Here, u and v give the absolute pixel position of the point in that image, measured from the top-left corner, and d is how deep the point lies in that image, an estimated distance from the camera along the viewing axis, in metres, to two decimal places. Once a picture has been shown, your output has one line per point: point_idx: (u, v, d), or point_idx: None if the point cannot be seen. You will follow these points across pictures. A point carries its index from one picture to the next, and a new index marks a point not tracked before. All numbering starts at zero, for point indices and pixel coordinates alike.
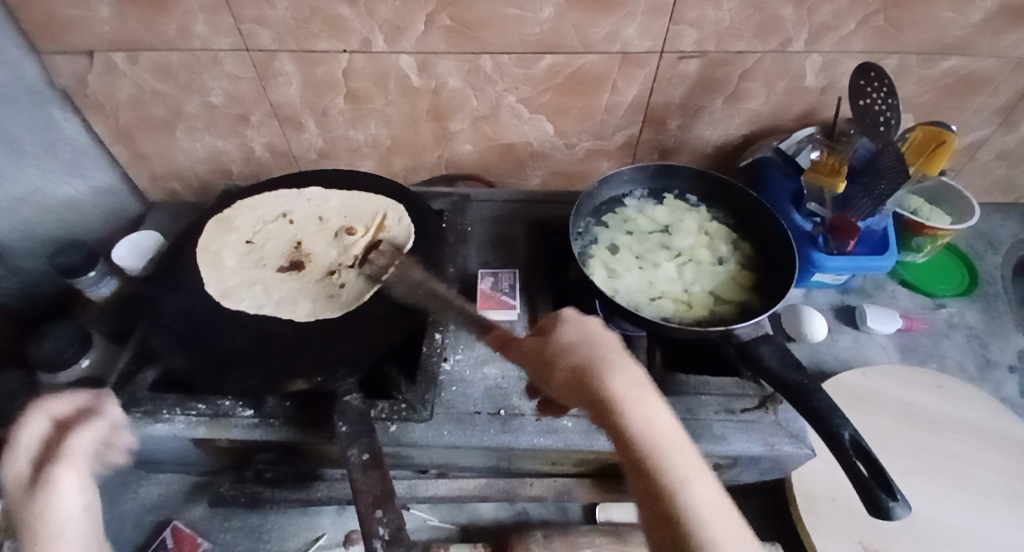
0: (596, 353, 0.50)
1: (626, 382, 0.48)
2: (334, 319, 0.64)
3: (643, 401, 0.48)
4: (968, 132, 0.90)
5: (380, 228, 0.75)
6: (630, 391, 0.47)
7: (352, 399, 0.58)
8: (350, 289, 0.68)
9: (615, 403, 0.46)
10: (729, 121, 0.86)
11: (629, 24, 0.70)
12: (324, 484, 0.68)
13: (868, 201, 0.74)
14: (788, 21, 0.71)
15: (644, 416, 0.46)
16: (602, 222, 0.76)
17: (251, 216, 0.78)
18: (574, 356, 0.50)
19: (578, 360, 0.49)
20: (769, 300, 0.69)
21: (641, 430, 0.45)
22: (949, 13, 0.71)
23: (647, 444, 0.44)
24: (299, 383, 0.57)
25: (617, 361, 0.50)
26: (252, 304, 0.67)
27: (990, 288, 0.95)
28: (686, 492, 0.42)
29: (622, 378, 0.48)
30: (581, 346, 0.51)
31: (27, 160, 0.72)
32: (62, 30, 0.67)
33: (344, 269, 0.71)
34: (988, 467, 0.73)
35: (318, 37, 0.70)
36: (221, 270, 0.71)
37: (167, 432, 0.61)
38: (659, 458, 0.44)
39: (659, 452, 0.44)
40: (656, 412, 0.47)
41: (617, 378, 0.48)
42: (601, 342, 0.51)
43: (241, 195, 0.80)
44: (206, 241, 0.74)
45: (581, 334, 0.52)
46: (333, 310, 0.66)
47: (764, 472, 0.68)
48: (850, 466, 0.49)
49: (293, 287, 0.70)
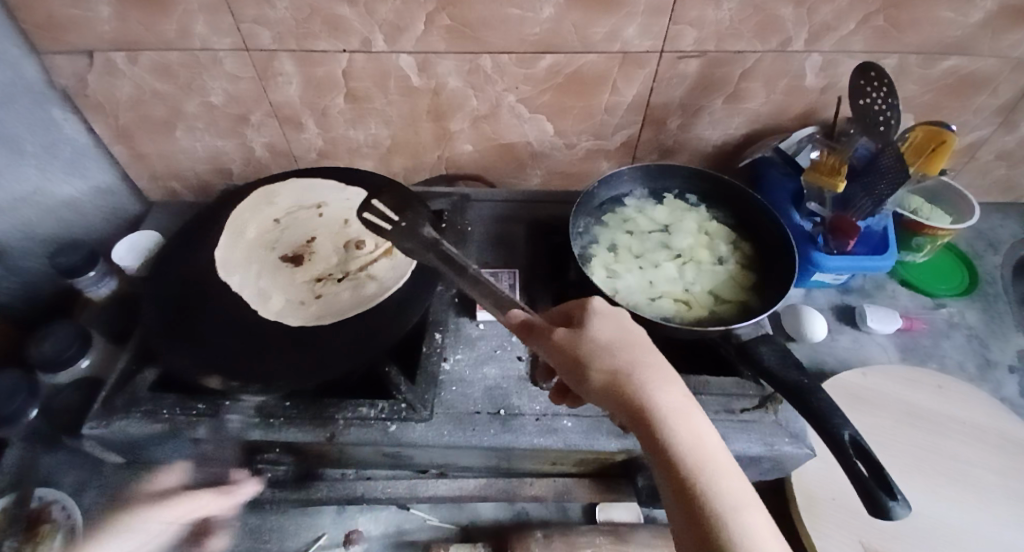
0: (636, 357, 0.46)
1: (670, 394, 0.45)
2: (293, 328, 0.64)
3: (687, 416, 0.44)
4: (968, 132, 0.90)
5: (387, 252, 0.73)
6: (672, 403, 0.44)
7: (230, 419, 0.61)
8: (323, 305, 0.67)
9: (659, 416, 0.43)
10: (729, 121, 0.86)
11: (629, 24, 0.70)
12: (325, 484, 0.68)
13: (868, 201, 0.74)
14: (789, 21, 0.71)
15: (689, 431, 0.43)
16: (602, 222, 0.76)
17: (294, 197, 0.79)
18: (613, 357, 0.46)
19: (618, 364, 0.45)
20: (768, 300, 0.69)
21: (689, 449, 0.42)
22: (949, 13, 0.71)
23: (695, 465, 0.41)
24: (214, 381, 0.58)
25: (657, 370, 0.46)
26: (236, 285, 0.69)
27: (991, 289, 0.95)
28: (745, 523, 0.39)
29: (665, 389, 0.45)
30: (617, 347, 0.47)
31: (26, 160, 0.72)
32: (62, 30, 0.67)
33: (331, 281, 0.70)
34: (988, 467, 0.73)
35: (318, 37, 0.70)
36: (239, 239, 0.74)
37: (166, 432, 0.61)
38: (710, 483, 0.40)
39: (710, 475, 0.41)
40: (703, 429, 0.44)
41: (661, 390, 0.45)
42: (636, 343, 0.48)
43: (295, 173, 0.82)
44: (244, 208, 0.78)
45: (617, 333, 0.48)
46: (294, 319, 0.65)
47: (764, 472, 0.67)
48: (850, 466, 0.49)
49: (275, 280, 0.70)
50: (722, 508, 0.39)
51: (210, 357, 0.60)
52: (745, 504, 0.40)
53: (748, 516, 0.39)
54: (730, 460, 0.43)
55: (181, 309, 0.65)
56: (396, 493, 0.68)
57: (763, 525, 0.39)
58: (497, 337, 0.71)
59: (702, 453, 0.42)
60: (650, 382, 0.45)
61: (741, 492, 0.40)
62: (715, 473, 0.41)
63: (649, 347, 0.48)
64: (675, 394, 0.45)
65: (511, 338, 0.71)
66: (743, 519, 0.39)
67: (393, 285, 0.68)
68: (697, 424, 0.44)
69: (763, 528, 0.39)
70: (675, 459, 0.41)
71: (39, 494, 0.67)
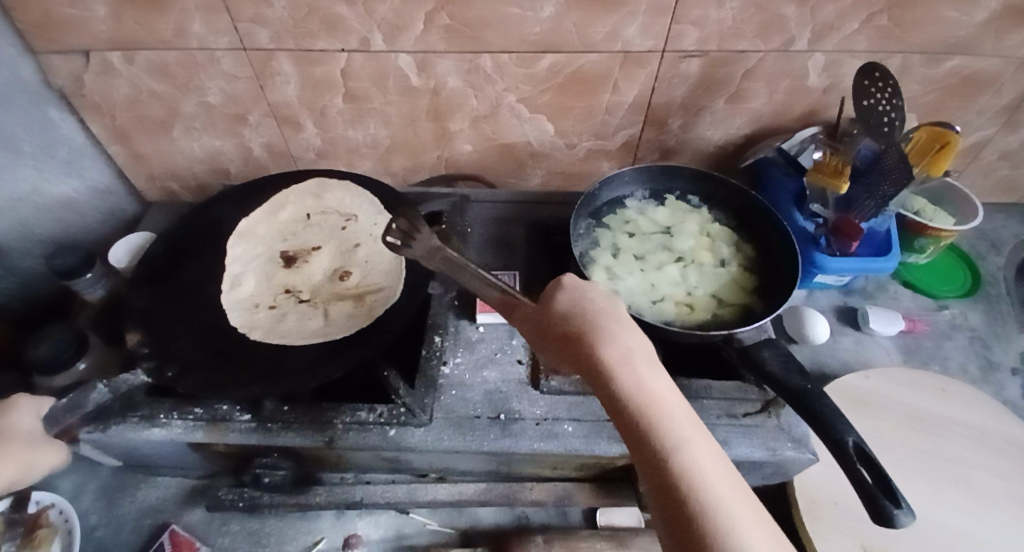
0: (592, 319, 0.46)
1: (623, 347, 0.45)
2: (225, 323, 0.64)
3: (640, 367, 0.44)
4: (971, 132, 0.89)
5: (357, 299, 0.68)
6: (627, 356, 0.44)
7: (94, 392, 0.60)
8: (268, 318, 0.67)
9: (612, 371, 0.43)
10: (731, 121, 0.85)
11: (630, 24, 0.69)
12: (324, 488, 0.66)
13: (871, 202, 0.75)
14: (792, 20, 0.70)
15: (644, 382, 0.43)
16: (602, 224, 0.76)
17: (339, 195, 0.80)
18: (570, 321, 0.46)
19: (574, 326, 0.46)
20: (771, 304, 0.68)
21: (644, 397, 0.42)
22: (953, 13, 0.70)
23: (646, 410, 0.41)
24: (134, 339, 0.61)
25: (616, 330, 0.46)
26: (230, 256, 0.73)
27: (993, 289, 0.94)
28: (693, 459, 0.40)
29: (619, 342, 0.45)
30: (577, 313, 0.47)
31: (24, 160, 0.71)
32: (58, 29, 0.66)
33: (291, 298, 0.70)
34: (990, 470, 0.72)
35: (316, 36, 0.69)
36: (273, 221, 0.77)
37: (163, 437, 0.60)
38: (661, 423, 0.41)
39: (660, 418, 0.41)
40: (654, 377, 0.44)
41: (615, 344, 0.44)
42: (597, 307, 0.47)
43: (349, 176, 0.81)
44: (290, 193, 0.80)
45: (580, 300, 0.48)
46: (234, 318, 0.66)
47: (766, 476, 0.66)
48: (853, 471, 0.49)
49: (259, 268, 0.73)
50: (671, 448, 0.40)
51: (147, 322, 0.62)
52: (691, 442, 0.41)
53: (695, 452, 0.40)
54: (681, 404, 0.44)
55: (171, 305, 0.65)
56: (396, 498, 0.66)
57: (709, 461, 0.40)
58: (497, 342, 0.69)
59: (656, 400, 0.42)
60: (603, 337, 0.45)
61: (688, 430, 0.41)
62: (667, 415, 0.41)
63: (611, 311, 0.48)
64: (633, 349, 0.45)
65: (512, 340, 0.69)
66: (689, 456, 0.40)
67: (345, 329, 0.64)
68: (650, 374, 0.44)
69: (709, 462, 0.40)
70: (628, 408, 0.42)
71: (36, 497, 0.68)
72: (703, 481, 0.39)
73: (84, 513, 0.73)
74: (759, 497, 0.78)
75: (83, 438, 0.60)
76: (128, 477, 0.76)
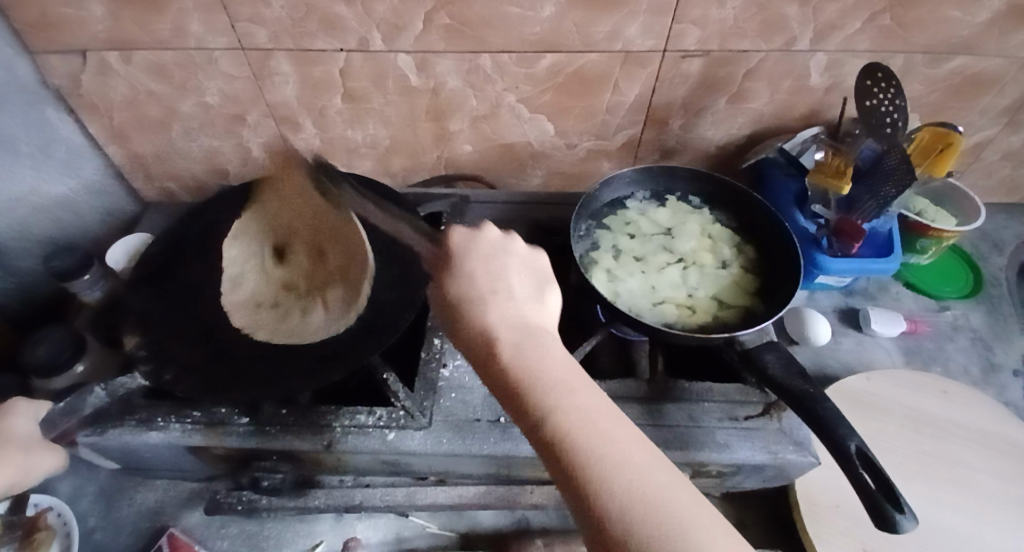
0: (478, 286, 0.45)
1: (508, 311, 0.44)
2: (222, 326, 0.64)
3: (525, 329, 0.43)
4: (974, 132, 0.89)
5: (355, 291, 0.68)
6: (509, 319, 0.43)
7: (91, 395, 0.60)
8: (271, 318, 0.66)
9: (491, 336, 0.42)
10: (732, 121, 0.84)
11: (630, 24, 0.69)
12: (322, 492, 0.66)
13: (873, 203, 0.74)
14: (794, 20, 0.70)
15: (524, 342, 0.42)
16: (603, 225, 0.75)
17: None
18: (456, 290, 0.46)
19: (460, 294, 0.45)
20: (773, 306, 0.67)
21: (519, 362, 0.40)
22: (956, 13, 0.70)
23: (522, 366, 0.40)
24: (132, 341, 0.61)
25: (502, 294, 0.45)
26: (227, 258, 0.71)
27: (994, 290, 0.94)
28: (572, 408, 0.38)
29: (505, 306, 0.44)
30: (465, 282, 0.46)
31: (21, 159, 0.70)
32: (55, 29, 0.66)
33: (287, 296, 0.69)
34: (992, 473, 0.72)
35: (315, 36, 0.68)
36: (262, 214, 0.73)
37: (160, 440, 0.59)
38: (538, 379, 0.39)
39: (538, 374, 0.40)
40: (540, 339, 0.42)
41: (497, 308, 0.44)
42: (486, 272, 0.46)
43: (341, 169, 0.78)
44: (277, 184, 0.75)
45: (470, 266, 0.47)
46: (233, 320, 0.65)
47: (767, 479, 0.66)
48: (854, 475, 0.48)
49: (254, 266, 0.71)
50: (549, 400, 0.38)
51: (144, 324, 0.62)
52: (575, 392, 0.39)
53: (576, 400, 0.39)
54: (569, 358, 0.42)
55: (169, 308, 0.65)
56: (395, 501, 0.65)
57: (595, 407, 0.39)
58: None
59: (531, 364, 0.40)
60: (485, 303, 0.44)
61: (572, 383, 0.40)
62: (554, 384, 0.39)
63: (500, 274, 0.46)
64: (515, 313, 0.44)
65: None
66: (568, 405, 0.38)
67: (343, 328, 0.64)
68: (536, 337, 0.43)
69: (592, 408, 0.38)
70: (505, 367, 0.40)
71: (33, 501, 0.68)
72: (582, 426, 0.37)
73: (82, 515, 0.73)
74: (761, 500, 0.78)
75: (80, 442, 0.59)
76: (125, 479, 0.75)
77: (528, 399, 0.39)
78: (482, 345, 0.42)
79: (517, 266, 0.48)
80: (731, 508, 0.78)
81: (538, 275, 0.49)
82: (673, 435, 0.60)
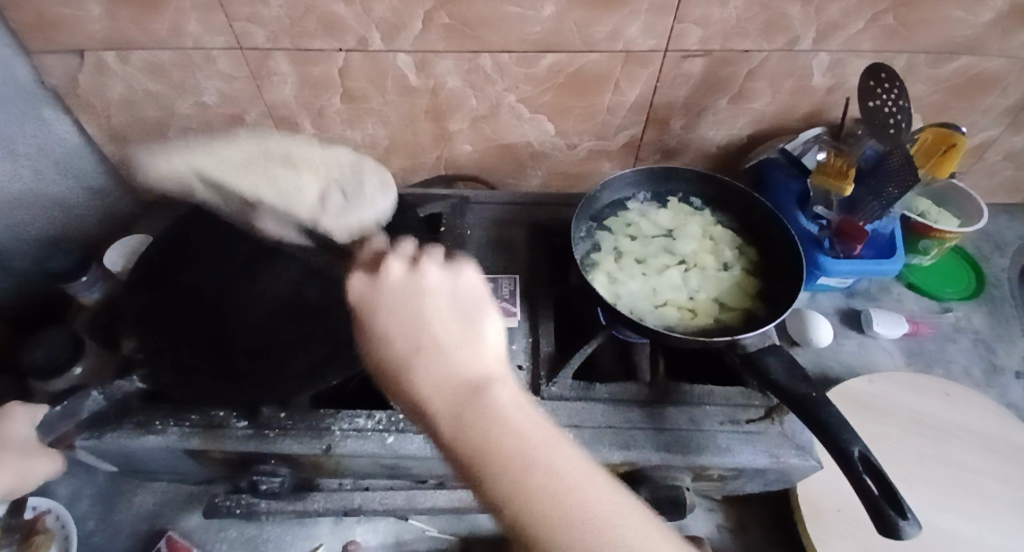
0: (407, 350, 0.41)
1: (446, 373, 0.40)
2: (218, 328, 0.63)
3: (472, 392, 0.40)
4: (976, 132, 0.88)
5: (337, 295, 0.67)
6: (451, 383, 0.40)
7: (89, 400, 0.58)
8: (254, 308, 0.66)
9: (434, 408, 0.39)
10: (734, 121, 0.84)
11: (631, 23, 0.68)
12: (322, 495, 0.65)
13: (876, 203, 0.74)
14: (796, 20, 0.69)
15: (472, 409, 0.39)
16: (603, 227, 0.75)
17: None
18: (386, 358, 0.42)
19: (391, 362, 0.41)
20: (775, 309, 0.67)
21: (466, 435, 0.38)
22: (959, 13, 0.69)
23: (473, 441, 0.37)
24: (129, 344, 0.61)
25: (438, 354, 0.41)
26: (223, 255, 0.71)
27: (997, 291, 0.93)
28: (533, 482, 0.36)
29: (444, 368, 0.40)
30: (392, 349, 0.42)
31: (19, 160, 0.70)
32: (52, 29, 0.65)
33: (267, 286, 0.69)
34: (994, 476, 0.71)
35: (313, 36, 0.68)
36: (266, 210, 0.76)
37: (157, 444, 0.59)
38: (490, 456, 0.37)
39: (491, 449, 0.37)
40: (489, 403, 0.39)
41: (435, 372, 0.40)
42: (412, 332, 0.42)
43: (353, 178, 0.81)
44: None
45: (393, 327, 0.42)
46: (229, 321, 0.64)
47: (769, 483, 0.65)
48: (857, 480, 0.48)
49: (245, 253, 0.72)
50: (506, 478, 0.36)
51: (142, 327, 0.62)
52: (533, 461, 0.37)
53: (535, 473, 0.36)
54: (519, 410, 0.40)
55: (166, 310, 0.64)
56: (394, 505, 0.65)
57: (558, 474, 0.36)
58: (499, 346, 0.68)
59: (478, 435, 0.38)
60: (420, 369, 0.40)
61: (531, 451, 0.37)
62: (510, 457, 0.37)
63: (429, 331, 0.42)
64: (449, 366, 0.41)
65: (513, 344, 0.68)
66: (528, 479, 0.36)
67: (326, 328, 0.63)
68: (485, 400, 0.39)
69: (555, 476, 0.36)
70: (456, 444, 0.38)
71: (32, 504, 0.68)
72: (546, 504, 0.35)
73: (81, 518, 0.73)
74: (763, 504, 0.77)
75: (77, 446, 0.59)
76: (124, 482, 0.75)
77: (484, 478, 0.36)
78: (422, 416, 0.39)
79: (444, 314, 0.43)
80: (732, 511, 0.77)
81: (467, 308, 0.45)
82: (673, 438, 0.60)
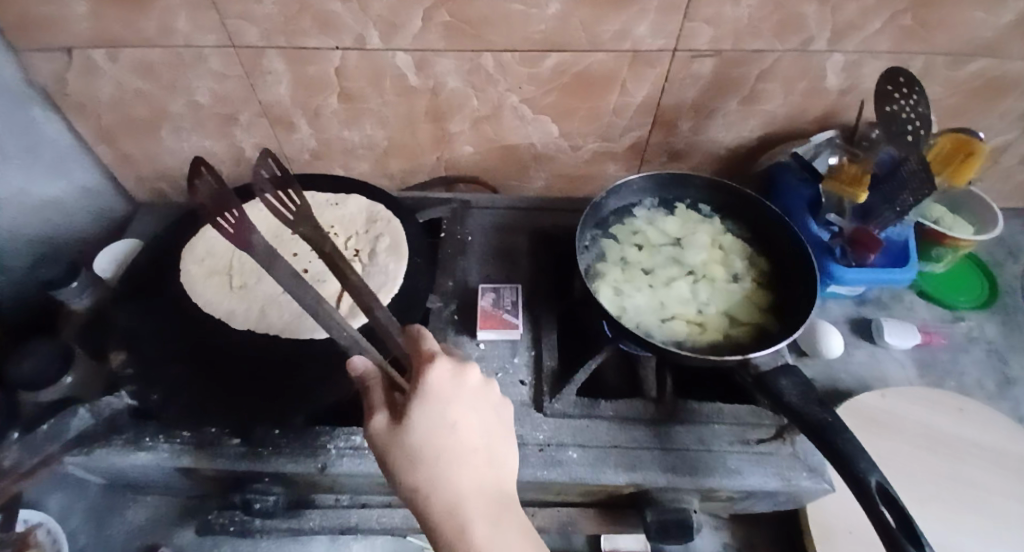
0: (447, 446, 0.42)
1: (474, 481, 0.42)
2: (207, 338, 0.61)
3: (496, 505, 0.42)
4: (994, 136, 0.85)
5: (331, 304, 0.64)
6: (478, 492, 0.42)
7: (75, 418, 0.55)
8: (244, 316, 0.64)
9: (463, 516, 0.41)
10: (744, 123, 0.81)
11: (640, 22, 0.65)
12: (318, 512, 0.64)
13: (890, 212, 0.71)
14: (812, 19, 0.66)
15: (495, 524, 0.41)
16: (609, 235, 0.72)
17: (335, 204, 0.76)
18: (423, 451, 0.41)
19: (426, 455, 0.41)
20: (788, 324, 0.65)
21: None
22: (981, 14, 0.66)
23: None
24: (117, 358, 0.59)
25: (472, 458, 0.43)
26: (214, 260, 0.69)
27: (1010, 299, 0.91)
28: None
29: (474, 477, 0.42)
30: (430, 444, 0.42)
31: (8, 161, 0.67)
32: (36, 26, 0.62)
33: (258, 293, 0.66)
34: (1011, 497, 0.69)
35: (308, 34, 0.65)
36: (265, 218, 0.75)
37: (148, 462, 0.58)
38: None
39: None
40: (510, 518, 0.42)
41: (468, 478, 0.42)
42: (458, 429, 0.43)
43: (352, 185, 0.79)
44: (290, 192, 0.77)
45: (433, 420, 0.42)
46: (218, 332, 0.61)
47: (778, 504, 0.63)
48: (876, 513, 0.45)
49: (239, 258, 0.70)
50: None
51: (129, 340, 0.60)
52: None
53: None
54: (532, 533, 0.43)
55: (156, 321, 0.62)
56: (392, 524, 0.63)
57: None
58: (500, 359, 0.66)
59: None
60: (453, 469, 0.42)
61: None
62: None
63: (471, 430, 0.44)
64: (485, 477, 0.43)
65: (514, 357, 0.66)
66: None
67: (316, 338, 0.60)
68: (509, 516, 0.42)
69: None
70: None
71: (24, 517, 0.66)
72: None
73: (72, 532, 0.71)
74: (770, 522, 0.76)
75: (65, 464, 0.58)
76: (116, 496, 0.73)
77: None
78: (454, 521, 0.41)
79: (484, 412, 0.45)
80: (739, 529, 0.76)
81: (498, 414, 0.47)
82: (681, 459, 0.58)
